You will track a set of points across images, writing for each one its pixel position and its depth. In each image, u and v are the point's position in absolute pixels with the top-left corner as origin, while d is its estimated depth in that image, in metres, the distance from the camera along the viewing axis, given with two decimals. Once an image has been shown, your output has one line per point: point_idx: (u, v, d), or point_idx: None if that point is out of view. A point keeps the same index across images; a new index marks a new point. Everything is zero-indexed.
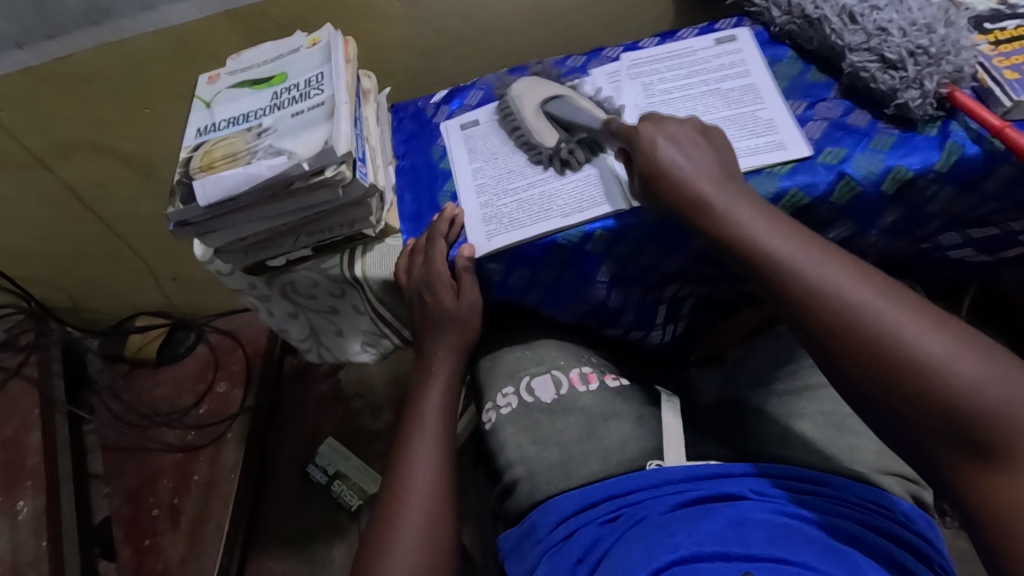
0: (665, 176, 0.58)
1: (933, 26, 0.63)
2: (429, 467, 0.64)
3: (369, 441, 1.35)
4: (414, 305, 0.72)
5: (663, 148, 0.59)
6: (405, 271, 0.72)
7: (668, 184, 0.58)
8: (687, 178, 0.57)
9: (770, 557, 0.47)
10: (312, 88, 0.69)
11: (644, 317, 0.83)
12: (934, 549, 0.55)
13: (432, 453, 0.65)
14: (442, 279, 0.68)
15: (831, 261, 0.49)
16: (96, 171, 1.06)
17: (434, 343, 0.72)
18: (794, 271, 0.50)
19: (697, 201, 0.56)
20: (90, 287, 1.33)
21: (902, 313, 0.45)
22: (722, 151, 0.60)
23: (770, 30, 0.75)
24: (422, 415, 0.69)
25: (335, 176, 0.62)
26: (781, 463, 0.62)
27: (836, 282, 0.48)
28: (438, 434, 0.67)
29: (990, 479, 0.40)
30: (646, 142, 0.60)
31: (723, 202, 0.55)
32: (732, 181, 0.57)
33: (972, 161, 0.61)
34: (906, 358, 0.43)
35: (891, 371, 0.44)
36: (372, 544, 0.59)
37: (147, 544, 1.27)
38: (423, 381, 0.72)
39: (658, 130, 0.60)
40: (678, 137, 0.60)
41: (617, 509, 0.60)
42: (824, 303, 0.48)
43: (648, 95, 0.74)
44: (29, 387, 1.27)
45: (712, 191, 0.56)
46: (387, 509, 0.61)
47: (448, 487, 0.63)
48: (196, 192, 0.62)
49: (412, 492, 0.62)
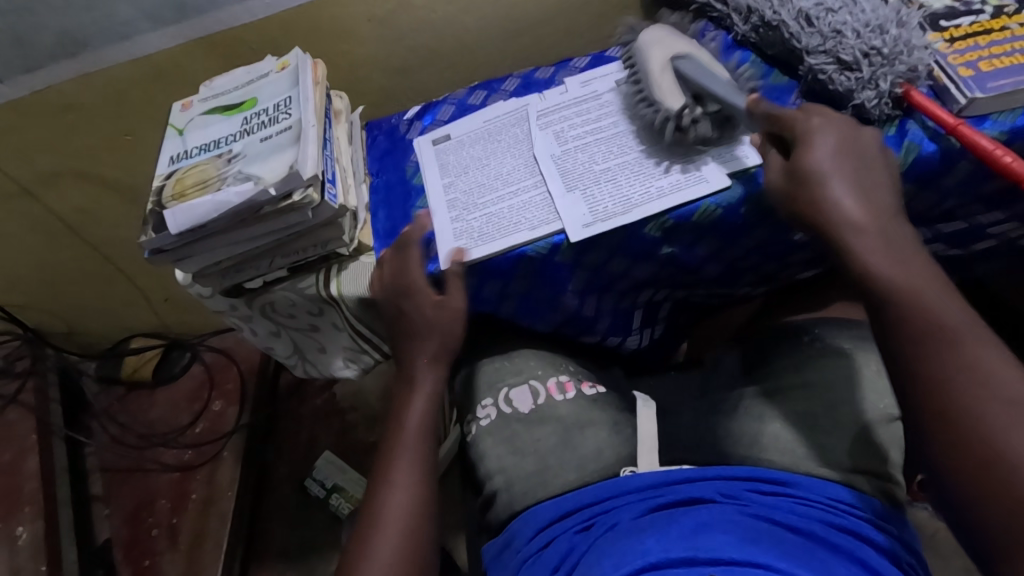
0: (818, 183, 0.56)
1: (885, 27, 0.64)
2: (406, 490, 0.63)
3: (364, 454, 1.36)
4: (392, 316, 0.72)
5: (821, 146, 0.57)
6: (380, 282, 0.72)
7: (808, 197, 0.57)
8: (837, 190, 0.55)
9: (740, 560, 0.48)
10: (280, 113, 0.70)
11: (620, 324, 0.84)
12: (904, 549, 0.56)
13: (410, 473, 0.65)
14: (419, 287, 0.70)
15: (965, 327, 0.49)
16: (83, 199, 1.08)
17: (413, 354, 0.72)
18: (910, 314, 0.50)
19: (830, 223, 0.55)
20: (83, 312, 1.34)
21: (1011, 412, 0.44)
22: (876, 165, 0.57)
23: (732, 35, 0.76)
24: (402, 434, 0.68)
25: (303, 200, 0.63)
26: (743, 466, 0.64)
27: (952, 346, 0.48)
28: (416, 454, 0.67)
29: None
30: (800, 137, 0.58)
31: (868, 234, 0.54)
32: (880, 205, 0.55)
33: (929, 160, 0.61)
34: (984, 452, 0.44)
35: (984, 462, 0.43)
36: (349, 565, 0.59)
37: (147, 564, 1.28)
38: (405, 392, 0.72)
39: (815, 126, 0.58)
40: (833, 139, 0.57)
41: (591, 518, 0.61)
42: (933, 367, 0.48)
43: (561, 143, 0.74)
44: (25, 413, 1.28)
45: (856, 219, 0.55)
46: (365, 530, 0.61)
47: (425, 510, 0.63)
48: (168, 221, 0.63)
49: (390, 509, 0.62)
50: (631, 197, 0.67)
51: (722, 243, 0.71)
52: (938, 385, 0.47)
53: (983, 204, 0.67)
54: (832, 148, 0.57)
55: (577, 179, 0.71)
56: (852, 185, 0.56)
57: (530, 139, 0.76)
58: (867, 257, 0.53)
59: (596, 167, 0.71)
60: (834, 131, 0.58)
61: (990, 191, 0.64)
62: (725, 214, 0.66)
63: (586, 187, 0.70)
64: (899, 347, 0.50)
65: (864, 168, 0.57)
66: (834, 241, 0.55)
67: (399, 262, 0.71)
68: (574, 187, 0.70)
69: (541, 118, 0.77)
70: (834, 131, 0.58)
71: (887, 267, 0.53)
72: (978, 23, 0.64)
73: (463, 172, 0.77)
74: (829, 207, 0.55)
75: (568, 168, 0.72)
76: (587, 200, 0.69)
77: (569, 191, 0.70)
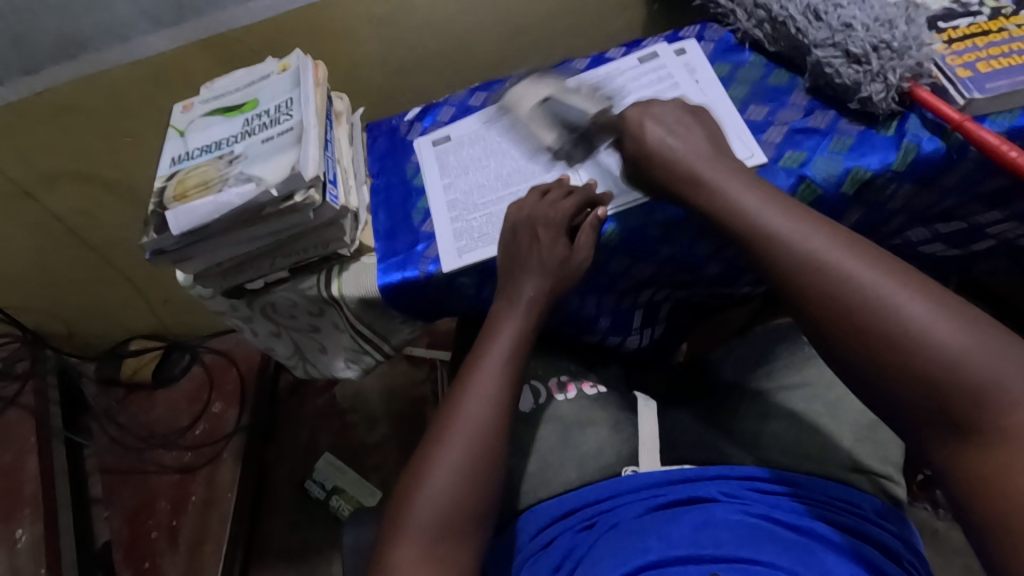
0: (656, 153, 0.63)
1: (895, 22, 0.64)
2: (484, 406, 0.59)
3: (364, 455, 1.36)
4: (509, 239, 0.66)
5: (652, 129, 0.64)
6: (514, 206, 0.68)
7: (663, 162, 0.62)
8: (678, 154, 0.61)
9: (737, 558, 0.49)
10: (281, 114, 0.70)
11: (620, 324, 0.84)
12: (905, 546, 0.56)
13: (495, 381, 0.60)
14: (557, 219, 0.65)
15: (819, 235, 0.51)
16: (83, 200, 1.08)
17: (520, 272, 0.64)
18: (770, 238, 0.53)
19: (690, 172, 0.60)
20: (82, 314, 1.34)
21: (872, 285, 0.46)
22: (709, 127, 0.64)
23: (734, 34, 0.77)
24: (493, 354, 0.61)
25: (304, 200, 0.63)
26: (746, 465, 0.64)
27: (812, 247, 0.50)
28: (505, 364, 0.61)
29: (949, 443, 0.42)
30: (636, 125, 0.66)
31: (725, 181, 0.58)
32: (722, 157, 0.61)
33: (931, 157, 0.61)
34: (868, 330, 0.45)
35: (870, 351, 0.45)
36: (411, 469, 0.58)
37: (147, 566, 1.28)
38: (501, 312, 0.64)
39: (644, 113, 0.65)
40: (662, 117, 0.65)
41: (594, 516, 0.61)
42: (809, 270, 0.49)
43: None
44: (25, 414, 1.28)
45: (705, 166, 0.60)
46: (433, 434, 0.59)
47: (503, 428, 0.58)
48: (169, 222, 0.63)
49: (462, 428, 0.58)
50: None
51: (722, 243, 0.71)
52: (806, 293, 0.49)
53: (983, 203, 0.67)
54: (656, 126, 0.64)
55: (601, 155, 0.72)
56: (688, 145, 0.62)
57: (530, 139, 0.77)
58: (731, 193, 0.57)
59: None
60: (651, 114, 0.65)
61: (988, 190, 0.65)
62: None
63: (612, 161, 0.71)
64: (774, 275, 0.52)
65: (698, 132, 0.63)
66: (703, 201, 0.59)
67: (544, 195, 0.68)
68: (600, 161, 0.72)
69: (542, 120, 0.78)
70: (645, 116, 0.65)
71: (749, 205, 0.55)
72: (977, 24, 0.65)
73: (472, 166, 0.77)
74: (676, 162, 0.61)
75: (594, 144, 0.73)
76: (614, 173, 0.70)
77: (595, 165, 0.71)
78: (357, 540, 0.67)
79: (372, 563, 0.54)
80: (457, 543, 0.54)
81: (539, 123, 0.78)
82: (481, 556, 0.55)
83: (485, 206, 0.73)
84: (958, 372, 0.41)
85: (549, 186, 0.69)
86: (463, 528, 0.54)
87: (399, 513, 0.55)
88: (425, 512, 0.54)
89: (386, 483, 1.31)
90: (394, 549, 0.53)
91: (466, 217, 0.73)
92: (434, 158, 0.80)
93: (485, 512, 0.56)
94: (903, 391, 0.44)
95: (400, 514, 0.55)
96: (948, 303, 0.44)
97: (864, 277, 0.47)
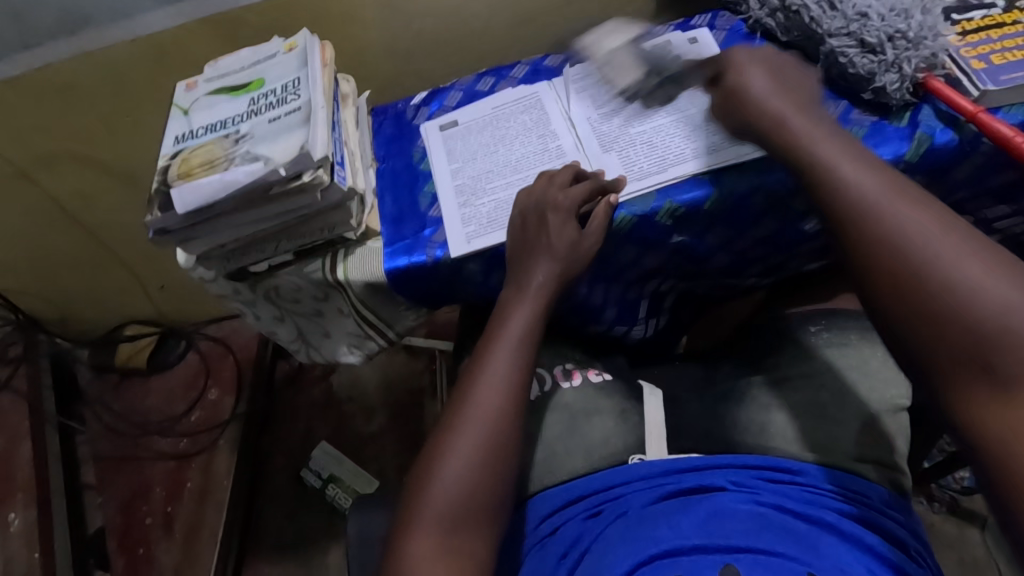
0: (743, 90, 0.61)
1: (910, 12, 0.64)
2: (496, 390, 0.58)
3: (362, 443, 1.35)
4: (521, 223, 0.65)
5: (748, 70, 0.61)
6: (523, 194, 0.67)
7: (749, 101, 0.60)
8: (761, 97, 0.60)
9: (752, 547, 0.50)
10: (289, 94, 0.69)
11: (626, 314, 0.84)
12: (912, 536, 0.58)
13: (507, 370, 0.59)
14: (564, 204, 0.64)
15: (889, 179, 0.51)
16: (80, 182, 1.06)
17: (533, 257, 0.64)
18: (835, 177, 0.52)
19: (771, 114, 0.58)
20: (76, 298, 1.32)
21: (937, 230, 0.47)
22: (805, 81, 0.62)
23: (746, 22, 0.76)
24: (504, 341, 0.61)
25: (313, 180, 0.62)
26: (756, 455, 0.64)
27: (874, 186, 0.50)
28: (517, 350, 0.61)
29: (986, 397, 0.42)
30: (730, 67, 0.62)
31: (802, 120, 0.57)
32: (813, 106, 0.59)
33: (942, 150, 0.62)
34: (912, 271, 0.46)
35: (907, 291, 0.46)
36: (424, 457, 0.57)
37: (141, 553, 1.27)
38: (511, 297, 0.64)
39: (740, 58, 0.62)
40: (760, 62, 0.62)
41: (601, 504, 0.62)
42: (863, 205, 0.50)
43: (598, 107, 0.75)
44: (17, 399, 1.26)
45: (789, 109, 0.58)
46: (447, 422, 0.58)
47: (516, 416, 0.58)
48: (174, 200, 0.62)
49: (476, 413, 0.57)
50: (666, 158, 0.68)
51: (731, 232, 0.71)
52: (857, 218, 0.50)
53: (993, 197, 0.67)
54: (756, 63, 0.62)
55: (611, 143, 0.72)
56: (782, 86, 0.60)
57: (540, 126, 0.76)
58: (807, 135, 0.56)
59: (632, 130, 0.72)
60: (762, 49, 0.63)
61: (997, 184, 0.65)
62: (734, 202, 0.66)
63: (622, 149, 0.71)
64: (823, 201, 0.53)
65: (797, 82, 0.61)
66: (768, 131, 0.58)
67: (551, 180, 0.67)
68: (610, 148, 0.71)
69: (551, 106, 0.77)
70: (752, 56, 0.62)
71: (821, 140, 0.55)
72: (991, 17, 0.65)
73: (479, 152, 0.77)
74: (757, 101, 0.60)
75: (604, 131, 0.73)
76: (624, 161, 0.70)
77: (604, 152, 0.71)
78: (363, 527, 0.66)
79: (385, 549, 0.54)
80: (470, 532, 0.53)
81: (548, 110, 0.77)
82: (492, 543, 0.54)
83: (494, 194, 0.73)
84: (997, 321, 0.42)
85: (554, 174, 0.67)
86: (478, 517, 0.54)
87: (415, 501, 0.54)
88: (441, 500, 0.54)
89: (383, 473, 1.31)
90: (407, 535, 0.53)
91: (474, 204, 0.73)
92: (439, 143, 0.79)
93: (500, 498, 0.56)
94: (932, 335, 0.45)
95: (413, 504, 0.54)
96: (1004, 261, 0.44)
97: (921, 227, 0.47)
